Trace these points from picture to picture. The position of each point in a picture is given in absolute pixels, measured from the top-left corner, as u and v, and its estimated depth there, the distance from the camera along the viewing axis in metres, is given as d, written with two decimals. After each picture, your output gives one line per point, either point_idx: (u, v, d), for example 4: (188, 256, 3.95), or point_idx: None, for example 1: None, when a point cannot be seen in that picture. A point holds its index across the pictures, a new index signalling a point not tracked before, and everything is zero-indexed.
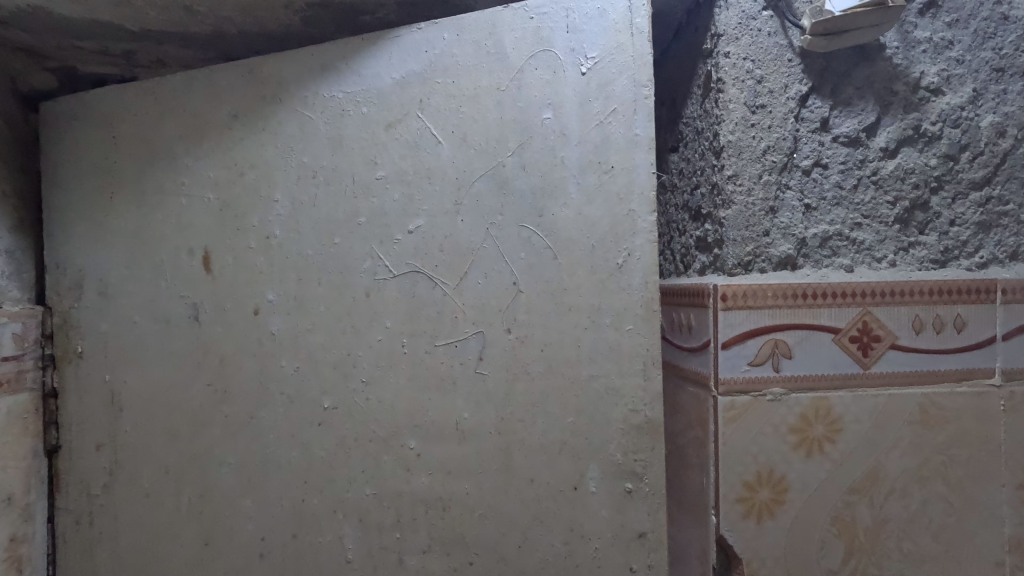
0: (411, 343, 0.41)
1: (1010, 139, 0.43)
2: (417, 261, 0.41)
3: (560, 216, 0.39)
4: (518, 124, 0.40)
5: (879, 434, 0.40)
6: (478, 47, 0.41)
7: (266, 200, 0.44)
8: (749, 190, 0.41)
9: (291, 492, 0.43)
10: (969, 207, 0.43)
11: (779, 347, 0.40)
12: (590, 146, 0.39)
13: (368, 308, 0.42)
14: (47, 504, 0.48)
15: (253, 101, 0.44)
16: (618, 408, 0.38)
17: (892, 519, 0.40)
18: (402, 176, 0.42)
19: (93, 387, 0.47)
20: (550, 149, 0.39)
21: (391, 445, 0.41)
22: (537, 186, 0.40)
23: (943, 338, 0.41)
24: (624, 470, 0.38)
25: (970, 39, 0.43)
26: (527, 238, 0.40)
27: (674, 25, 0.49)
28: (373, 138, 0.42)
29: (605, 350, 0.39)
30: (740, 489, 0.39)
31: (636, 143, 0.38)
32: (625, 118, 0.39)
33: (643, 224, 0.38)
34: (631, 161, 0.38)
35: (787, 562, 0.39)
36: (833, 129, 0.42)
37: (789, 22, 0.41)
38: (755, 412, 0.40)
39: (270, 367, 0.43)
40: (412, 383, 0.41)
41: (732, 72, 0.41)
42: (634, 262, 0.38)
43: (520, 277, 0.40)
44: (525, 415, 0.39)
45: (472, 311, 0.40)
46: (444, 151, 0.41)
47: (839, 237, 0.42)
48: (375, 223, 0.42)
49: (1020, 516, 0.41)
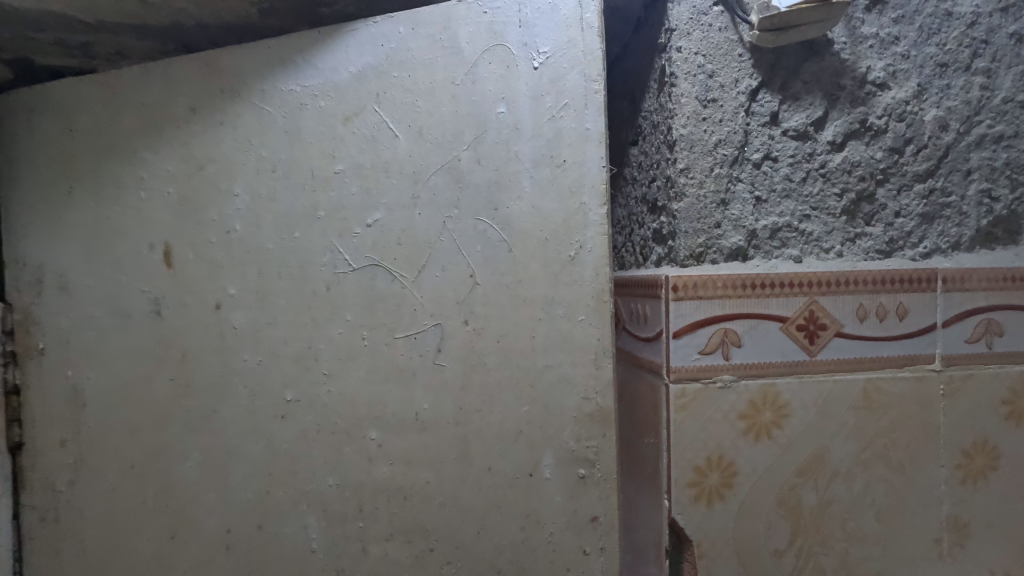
0: (371, 337, 0.42)
1: (951, 132, 0.45)
2: (376, 255, 0.41)
3: (515, 209, 0.40)
4: (473, 118, 0.41)
5: (825, 419, 0.42)
6: (433, 41, 0.41)
7: (223, 195, 0.43)
8: (701, 183, 0.42)
9: (253, 485, 0.43)
10: (913, 198, 0.44)
11: (728, 336, 0.41)
12: (543, 141, 0.40)
13: (329, 302, 0.42)
14: (12, 500, 0.48)
15: (209, 93, 0.44)
16: (572, 396, 0.40)
17: (836, 500, 0.42)
18: (360, 170, 0.42)
19: (54, 384, 0.47)
20: (504, 143, 0.40)
21: (352, 437, 0.42)
22: (493, 180, 0.40)
23: (886, 326, 0.42)
24: (577, 456, 0.40)
25: (915, 34, 0.44)
26: (483, 231, 0.40)
27: (633, 19, 0.50)
28: (330, 131, 0.42)
29: (559, 341, 0.40)
30: (691, 474, 0.41)
31: (588, 137, 0.40)
32: (577, 112, 0.40)
33: (594, 216, 0.39)
34: (582, 154, 0.40)
35: (736, 542, 0.41)
36: (782, 123, 0.43)
37: (738, 18, 0.42)
38: (705, 399, 0.41)
39: (231, 363, 0.43)
40: (372, 376, 0.42)
41: (684, 67, 0.42)
42: (586, 254, 0.40)
43: (475, 270, 0.40)
44: (483, 405, 0.40)
45: (431, 304, 0.41)
46: (400, 144, 0.41)
47: (788, 228, 0.43)
48: (333, 217, 0.42)
49: (957, 494, 0.43)
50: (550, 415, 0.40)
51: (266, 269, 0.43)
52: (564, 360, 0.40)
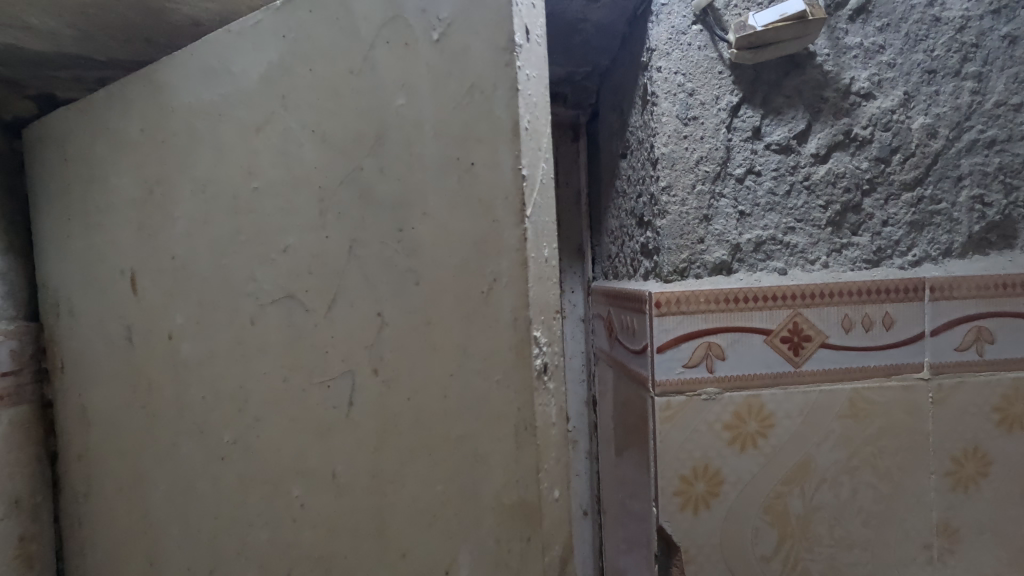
0: (291, 381, 0.38)
1: (941, 139, 0.44)
2: (290, 288, 0.37)
3: (423, 231, 0.33)
4: (373, 113, 0.34)
5: (811, 429, 0.42)
6: (325, 18, 0.34)
7: (170, 221, 0.42)
8: (682, 200, 0.43)
9: (205, 526, 0.43)
10: (902, 207, 0.44)
11: (712, 349, 0.42)
12: (451, 138, 0.32)
13: (255, 337, 0.39)
14: (52, 506, 0.52)
15: (151, 111, 0.42)
16: (491, 483, 0.33)
17: (823, 507, 0.42)
18: (272, 186, 0.37)
19: (73, 403, 0.50)
20: (406, 144, 0.33)
21: (279, 491, 0.39)
22: (397, 194, 0.34)
23: (872, 335, 0.43)
24: (496, 560, 0.34)
25: (901, 42, 0.44)
26: (392, 259, 0.34)
27: (619, 35, 0.51)
28: (244, 143, 0.38)
29: (478, 404, 0.33)
30: (677, 483, 0.42)
31: (502, 130, 0.31)
32: (487, 94, 0.31)
33: (513, 240, 0.32)
34: (497, 154, 0.32)
35: (723, 548, 0.42)
36: (764, 137, 0.43)
37: (717, 36, 0.42)
38: (690, 411, 0.42)
39: (186, 396, 0.43)
40: (294, 425, 0.38)
41: (664, 87, 0.44)
42: (507, 292, 0.32)
43: (381, 307, 0.35)
44: (401, 474, 0.36)
45: (343, 346, 0.36)
46: (306, 152, 0.36)
47: (772, 241, 0.44)
48: (253, 244, 0.38)
49: (948, 501, 0.43)
50: (467, 501, 0.34)
51: (205, 298, 0.41)
52: (479, 430, 0.33)
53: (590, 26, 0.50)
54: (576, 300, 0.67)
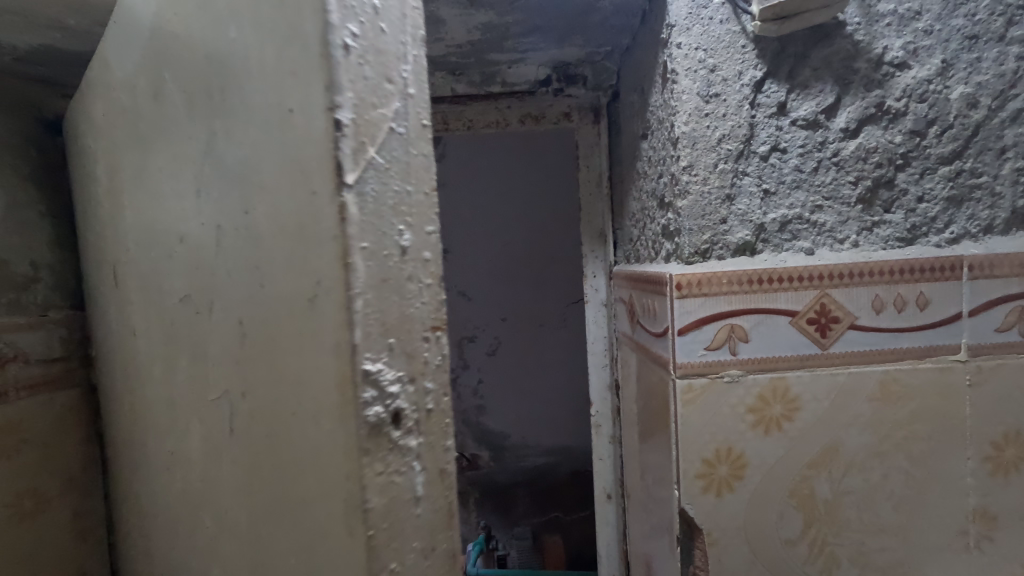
0: (185, 391, 0.35)
1: (982, 109, 0.42)
2: (174, 286, 0.34)
3: (258, 211, 0.28)
4: (212, 74, 0.29)
5: (839, 412, 0.41)
6: None
7: (104, 219, 0.42)
8: (704, 180, 0.42)
9: (160, 542, 0.42)
10: (939, 182, 0.42)
11: (735, 331, 0.41)
12: (269, 92, 0.27)
13: (159, 342, 0.37)
14: (101, 483, 0.54)
15: (88, 112, 0.43)
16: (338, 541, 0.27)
17: (851, 491, 0.42)
18: (154, 174, 0.35)
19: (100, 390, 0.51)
20: (237, 107, 0.28)
21: (193, 518, 0.37)
22: (239, 171, 0.29)
23: (905, 316, 0.41)
24: None
25: (940, 7, 0.42)
26: (236, 248, 0.29)
27: (639, 12, 0.50)
28: (138, 131, 0.36)
29: (317, 428, 0.27)
30: (699, 465, 0.42)
31: (311, 77, 0.25)
32: (296, 34, 0.25)
33: (328, 218, 0.25)
34: (309, 107, 0.25)
35: (746, 531, 0.42)
36: (790, 112, 0.42)
37: (740, 8, 0.41)
38: (712, 394, 0.42)
39: (134, 402, 0.43)
40: (192, 441, 0.35)
41: (684, 63, 0.42)
42: (326, 288, 0.26)
43: (242, 309, 0.30)
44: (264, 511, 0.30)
45: (211, 352, 0.32)
46: (172, 130, 0.33)
47: (798, 220, 0.42)
48: (146, 239, 0.36)
49: (986, 487, 0.42)
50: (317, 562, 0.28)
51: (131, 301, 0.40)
52: (325, 487, 0.27)
53: (608, 5, 0.49)
54: (598, 285, 0.67)
